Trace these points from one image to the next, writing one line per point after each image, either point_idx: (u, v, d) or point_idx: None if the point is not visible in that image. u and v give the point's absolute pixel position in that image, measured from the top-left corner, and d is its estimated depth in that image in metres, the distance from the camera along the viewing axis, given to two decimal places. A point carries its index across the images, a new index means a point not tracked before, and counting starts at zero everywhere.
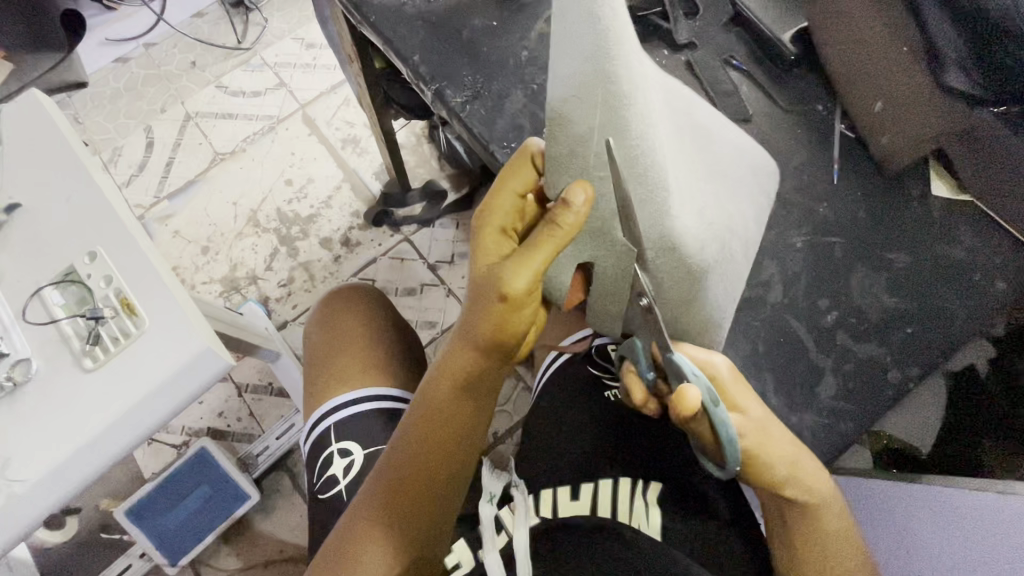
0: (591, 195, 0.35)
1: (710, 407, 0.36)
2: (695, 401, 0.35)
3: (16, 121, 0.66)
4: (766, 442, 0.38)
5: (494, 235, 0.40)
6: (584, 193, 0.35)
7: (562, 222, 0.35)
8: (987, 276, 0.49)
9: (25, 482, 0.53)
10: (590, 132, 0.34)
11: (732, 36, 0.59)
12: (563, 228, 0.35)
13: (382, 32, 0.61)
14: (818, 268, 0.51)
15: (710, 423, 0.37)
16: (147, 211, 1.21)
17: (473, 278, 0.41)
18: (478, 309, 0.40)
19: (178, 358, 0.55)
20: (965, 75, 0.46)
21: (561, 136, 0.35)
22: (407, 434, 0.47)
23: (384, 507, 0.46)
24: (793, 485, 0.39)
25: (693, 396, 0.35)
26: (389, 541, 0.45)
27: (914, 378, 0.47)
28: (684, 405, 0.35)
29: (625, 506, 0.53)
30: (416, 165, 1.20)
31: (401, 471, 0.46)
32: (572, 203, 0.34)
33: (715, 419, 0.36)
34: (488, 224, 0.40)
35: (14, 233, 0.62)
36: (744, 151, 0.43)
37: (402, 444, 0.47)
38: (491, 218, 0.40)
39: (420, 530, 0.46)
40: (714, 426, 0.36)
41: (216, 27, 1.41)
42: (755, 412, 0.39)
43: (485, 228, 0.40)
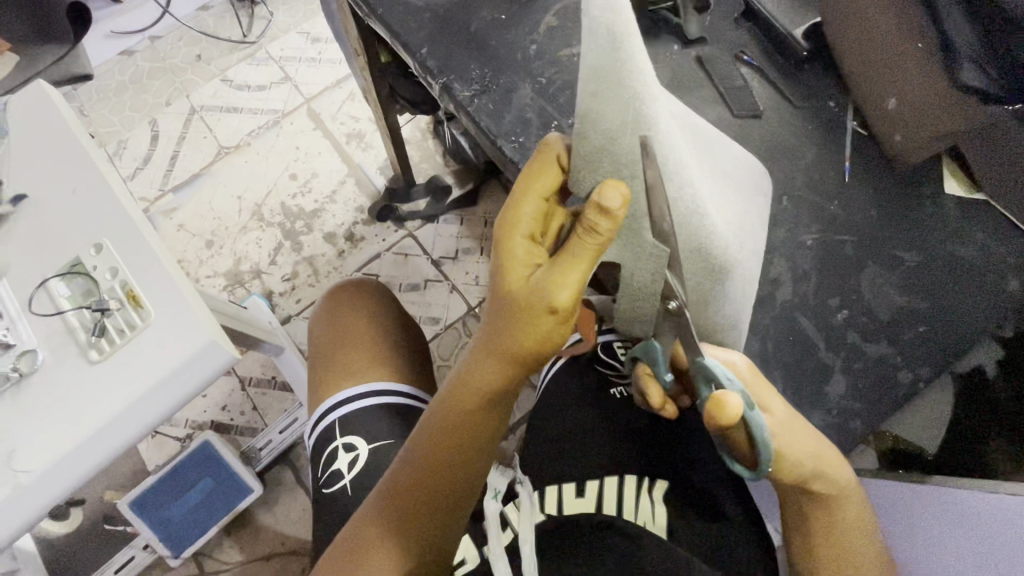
0: (627, 195, 0.33)
1: (746, 411, 0.35)
2: (736, 409, 0.33)
3: (22, 113, 0.66)
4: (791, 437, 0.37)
5: (521, 244, 0.37)
6: (622, 192, 0.33)
7: (600, 230, 0.33)
8: (999, 275, 0.49)
9: (30, 473, 0.53)
10: (622, 130, 0.33)
11: (743, 31, 0.59)
12: (602, 235, 0.34)
13: (389, 25, 0.61)
14: (829, 267, 0.51)
15: (746, 426, 0.35)
16: (151, 204, 1.21)
17: (501, 294, 0.38)
18: (509, 325, 0.39)
19: (184, 351, 0.55)
20: (981, 71, 0.45)
21: (590, 134, 0.33)
22: (422, 452, 0.46)
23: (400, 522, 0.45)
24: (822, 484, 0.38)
25: (735, 404, 0.33)
26: (396, 552, 0.45)
27: (924, 378, 0.47)
28: (724, 415, 0.33)
29: (632, 503, 0.53)
30: (421, 160, 1.20)
31: (417, 487, 0.45)
32: (610, 208, 0.33)
33: (753, 424, 0.35)
34: (512, 233, 0.37)
35: (19, 224, 0.62)
36: (744, 168, 0.44)
37: (416, 461, 0.46)
38: (515, 226, 0.37)
39: (442, 539, 0.46)
40: (749, 430, 0.35)
41: (221, 20, 1.40)
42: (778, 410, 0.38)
43: (511, 236, 0.38)
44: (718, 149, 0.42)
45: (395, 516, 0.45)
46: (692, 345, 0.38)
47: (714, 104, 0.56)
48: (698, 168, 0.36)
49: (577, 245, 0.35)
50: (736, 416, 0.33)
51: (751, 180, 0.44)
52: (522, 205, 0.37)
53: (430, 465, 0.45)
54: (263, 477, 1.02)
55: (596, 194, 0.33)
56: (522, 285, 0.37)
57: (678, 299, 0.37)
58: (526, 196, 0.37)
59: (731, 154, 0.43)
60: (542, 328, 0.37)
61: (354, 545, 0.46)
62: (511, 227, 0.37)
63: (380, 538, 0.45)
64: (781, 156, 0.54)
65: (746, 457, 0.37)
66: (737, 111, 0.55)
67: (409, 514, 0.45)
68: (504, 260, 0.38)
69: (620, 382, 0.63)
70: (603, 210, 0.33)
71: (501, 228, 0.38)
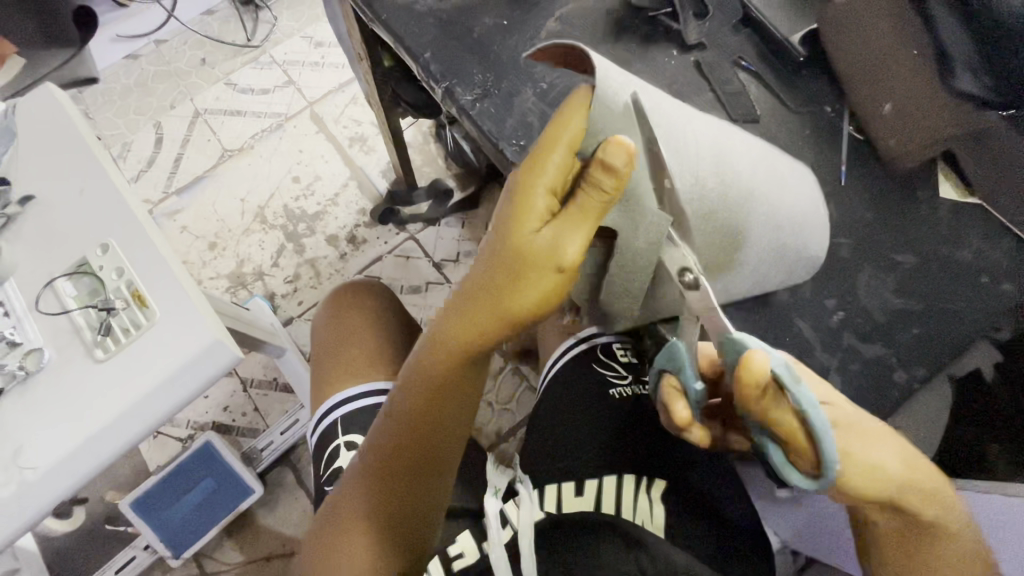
0: (631, 153, 0.35)
1: (787, 381, 0.32)
2: (763, 362, 0.31)
3: (30, 114, 0.66)
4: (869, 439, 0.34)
5: (539, 195, 0.38)
6: (627, 150, 0.34)
7: (603, 184, 0.35)
8: (993, 277, 0.49)
9: (36, 470, 0.53)
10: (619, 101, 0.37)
11: (741, 37, 0.59)
12: (608, 191, 0.35)
13: (393, 29, 0.61)
14: (826, 269, 0.51)
15: (788, 400, 0.32)
16: (155, 206, 1.22)
17: (504, 244, 0.39)
18: (511, 277, 0.39)
19: (188, 350, 0.56)
20: (975, 79, 0.47)
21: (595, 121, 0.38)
22: (411, 404, 0.46)
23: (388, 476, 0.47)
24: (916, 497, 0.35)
25: (763, 361, 0.31)
26: (383, 506, 0.48)
27: (918, 378, 0.48)
28: (754, 374, 0.31)
29: (631, 503, 0.53)
30: (424, 164, 1.21)
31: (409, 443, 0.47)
32: (613, 164, 0.34)
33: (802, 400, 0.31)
34: (530, 182, 0.38)
35: (28, 224, 0.63)
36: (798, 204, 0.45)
37: (403, 410, 0.47)
38: (536, 175, 0.37)
39: (426, 498, 0.48)
40: (793, 405, 0.32)
41: (226, 25, 1.42)
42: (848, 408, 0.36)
43: (531, 184, 0.38)
44: (761, 158, 0.43)
45: (388, 473, 0.47)
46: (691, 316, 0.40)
47: (712, 108, 0.57)
48: (706, 145, 0.39)
49: (589, 201, 0.36)
50: (765, 371, 0.31)
51: (795, 203, 0.44)
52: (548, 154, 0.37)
53: (417, 418, 0.46)
54: (264, 478, 1.02)
55: (602, 151, 0.35)
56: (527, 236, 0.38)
57: (694, 273, 0.38)
58: (555, 147, 0.37)
59: (777, 173, 0.43)
60: (542, 283, 0.38)
61: (350, 493, 0.49)
62: (529, 179, 0.38)
63: (371, 490, 0.48)
64: None
65: (806, 456, 0.32)
66: (735, 115, 0.56)
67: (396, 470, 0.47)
68: (517, 207, 0.38)
69: (620, 383, 0.62)
70: (608, 167, 0.34)
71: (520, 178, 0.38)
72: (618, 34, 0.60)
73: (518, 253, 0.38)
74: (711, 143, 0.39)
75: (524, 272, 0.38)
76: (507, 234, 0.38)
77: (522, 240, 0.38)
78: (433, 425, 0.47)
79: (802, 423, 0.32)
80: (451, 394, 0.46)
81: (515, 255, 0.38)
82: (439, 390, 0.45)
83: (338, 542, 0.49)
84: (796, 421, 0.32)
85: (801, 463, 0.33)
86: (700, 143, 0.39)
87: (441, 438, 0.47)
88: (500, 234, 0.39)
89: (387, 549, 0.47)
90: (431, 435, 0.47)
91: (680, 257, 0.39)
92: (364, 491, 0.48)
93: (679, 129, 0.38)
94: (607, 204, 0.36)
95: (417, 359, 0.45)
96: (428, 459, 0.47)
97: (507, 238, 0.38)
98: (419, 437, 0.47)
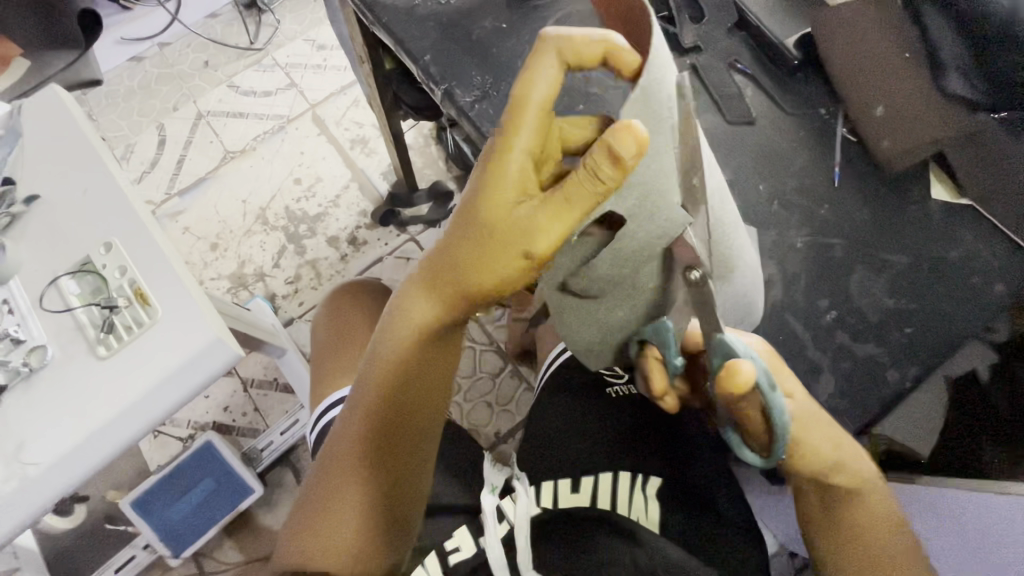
0: (644, 143, 0.32)
1: (767, 391, 0.34)
2: (748, 376, 0.32)
3: (35, 115, 0.67)
4: (808, 428, 0.39)
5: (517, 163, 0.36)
6: (639, 140, 0.32)
7: (601, 172, 0.33)
8: (985, 278, 0.50)
9: (38, 465, 0.54)
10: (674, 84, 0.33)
11: (737, 40, 0.60)
12: (606, 178, 0.33)
13: (393, 32, 0.62)
14: (819, 269, 0.52)
15: (762, 403, 0.35)
16: (157, 207, 1.23)
17: (479, 212, 0.38)
18: (482, 246, 0.38)
19: (189, 348, 0.57)
20: (969, 82, 0.51)
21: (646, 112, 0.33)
22: (386, 368, 0.47)
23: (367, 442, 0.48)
24: (837, 471, 0.41)
25: (748, 373, 0.32)
26: (370, 475, 0.48)
27: (910, 377, 0.48)
28: (736, 384, 0.32)
29: (625, 500, 0.54)
30: (424, 166, 1.22)
31: (389, 412, 0.47)
32: (621, 153, 0.32)
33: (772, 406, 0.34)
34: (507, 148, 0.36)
35: (33, 224, 0.64)
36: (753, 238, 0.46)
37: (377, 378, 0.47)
38: (513, 142, 0.36)
39: (410, 469, 0.49)
40: (766, 410, 0.35)
41: (229, 28, 1.43)
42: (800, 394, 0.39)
43: (508, 147, 0.36)
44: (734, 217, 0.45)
45: (370, 440, 0.48)
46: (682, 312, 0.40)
47: (708, 110, 0.57)
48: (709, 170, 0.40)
49: (581, 187, 0.34)
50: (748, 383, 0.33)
51: (753, 270, 0.46)
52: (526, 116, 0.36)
53: (393, 384, 0.47)
54: (264, 478, 1.03)
55: (612, 134, 0.32)
56: (503, 209, 0.37)
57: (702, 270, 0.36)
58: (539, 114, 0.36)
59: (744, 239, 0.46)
60: (511, 263, 0.38)
61: (334, 461, 0.49)
62: (509, 141, 0.36)
63: (356, 460, 0.48)
64: (773, 161, 0.56)
65: (762, 443, 0.37)
66: (730, 117, 0.57)
67: (379, 439, 0.47)
68: (492, 175, 0.37)
69: (616, 382, 0.63)
70: (614, 154, 0.32)
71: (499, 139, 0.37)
72: None
73: (494, 226, 0.38)
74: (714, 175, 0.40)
75: (495, 242, 0.38)
76: (482, 202, 0.38)
77: (496, 210, 0.37)
78: (410, 392, 0.47)
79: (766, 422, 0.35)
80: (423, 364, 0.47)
81: (489, 225, 0.38)
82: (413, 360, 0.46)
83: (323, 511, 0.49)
84: (762, 418, 0.35)
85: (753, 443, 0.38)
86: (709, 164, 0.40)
87: (419, 408, 0.48)
88: (475, 201, 0.38)
89: (375, 517, 0.48)
90: (408, 404, 0.47)
91: (689, 254, 0.36)
92: (343, 459, 0.49)
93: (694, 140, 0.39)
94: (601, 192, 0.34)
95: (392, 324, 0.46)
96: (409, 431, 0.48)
97: (482, 207, 0.38)
98: (393, 408, 0.47)
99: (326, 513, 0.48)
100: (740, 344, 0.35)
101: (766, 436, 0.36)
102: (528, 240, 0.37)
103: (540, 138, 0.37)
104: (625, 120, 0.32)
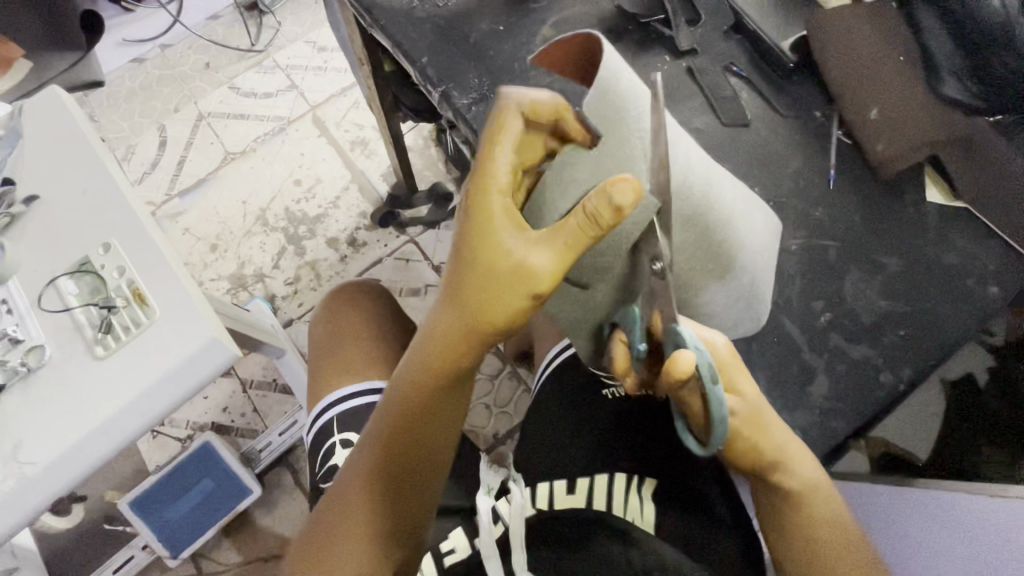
0: (638, 190, 0.34)
1: (706, 383, 0.34)
2: (688, 364, 0.33)
3: (35, 116, 0.68)
4: (757, 426, 0.40)
5: (498, 203, 0.38)
6: (632, 186, 0.34)
7: (602, 221, 0.34)
8: (980, 280, 0.50)
9: (36, 465, 0.54)
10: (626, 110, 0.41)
11: (733, 43, 0.60)
12: (603, 223, 0.34)
13: (391, 34, 0.63)
14: (814, 271, 0.52)
15: (703, 393, 0.35)
16: (157, 208, 1.23)
17: (473, 258, 0.37)
18: (478, 290, 0.38)
19: (187, 348, 0.57)
20: (963, 87, 0.51)
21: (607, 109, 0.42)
22: (391, 412, 0.46)
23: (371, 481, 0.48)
24: (780, 471, 0.42)
25: (688, 361, 0.34)
26: (380, 516, 0.48)
27: (905, 379, 0.48)
28: (676, 370, 0.33)
29: (621, 501, 0.54)
30: (424, 168, 1.22)
31: (395, 453, 0.47)
32: (620, 203, 0.34)
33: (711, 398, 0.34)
34: (485, 188, 0.38)
35: (32, 224, 0.64)
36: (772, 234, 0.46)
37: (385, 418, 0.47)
38: (489, 183, 0.38)
39: (419, 506, 0.49)
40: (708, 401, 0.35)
41: (230, 30, 1.44)
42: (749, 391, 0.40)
43: (487, 190, 0.37)
44: (748, 207, 0.44)
45: (379, 482, 0.47)
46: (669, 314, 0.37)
47: (704, 113, 0.58)
48: (696, 166, 0.41)
49: (580, 231, 0.35)
50: (688, 371, 0.34)
51: (765, 264, 0.45)
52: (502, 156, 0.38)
53: (397, 425, 0.46)
54: (262, 479, 1.03)
55: (607, 186, 0.34)
56: (500, 253, 0.37)
57: (661, 261, 0.37)
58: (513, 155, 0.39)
59: (760, 229, 0.44)
60: (515, 305, 0.37)
61: (342, 501, 0.49)
62: (487, 183, 0.38)
63: (364, 502, 0.48)
64: (769, 163, 0.56)
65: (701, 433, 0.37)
66: (726, 119, 0.57)
67: (387, 480, 0.47)
68: (478, 218, 0.37)
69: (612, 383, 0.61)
70: (612, 203, 0.34)
71: (476, 180, 0.38)
72: (612, 39, 0.61)
73: (491, 273, 0.37)
74: (707, 171, 0.41)
75: (491, 287, 0.37)
76: (470, 245, 0.38)
77: (492, 255, 0.37)
78: (413, 434, 0.46)
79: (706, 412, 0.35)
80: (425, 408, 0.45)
81: (487, 271, 0.37)
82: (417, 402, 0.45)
83: (333, 555, 0.48)
84: (702, 407, 0.36)
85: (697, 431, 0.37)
86: (697, 160, 0.41)
87: (422, 448, 0.47)
88: (468, 247, 0.38)
89: (388, 555, 0.48)
90: (410, 444, 0.46)
91: (654, 246, 0.37)
92: (353, 501, 0.48)
93: (678, 138, 0.41)
94: (596, 234, 0.35)
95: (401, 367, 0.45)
96: (411, 471, 0.47)
97: (471, 250, 0.37)
98: (400, 448, 0.47)
99: (329, 550, 0.48)
100: (693, 337, 0.36)
101: (705, 427, 0.37)
102: (526, 283, 0.37)
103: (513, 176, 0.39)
104: (622, 175, 0.34)
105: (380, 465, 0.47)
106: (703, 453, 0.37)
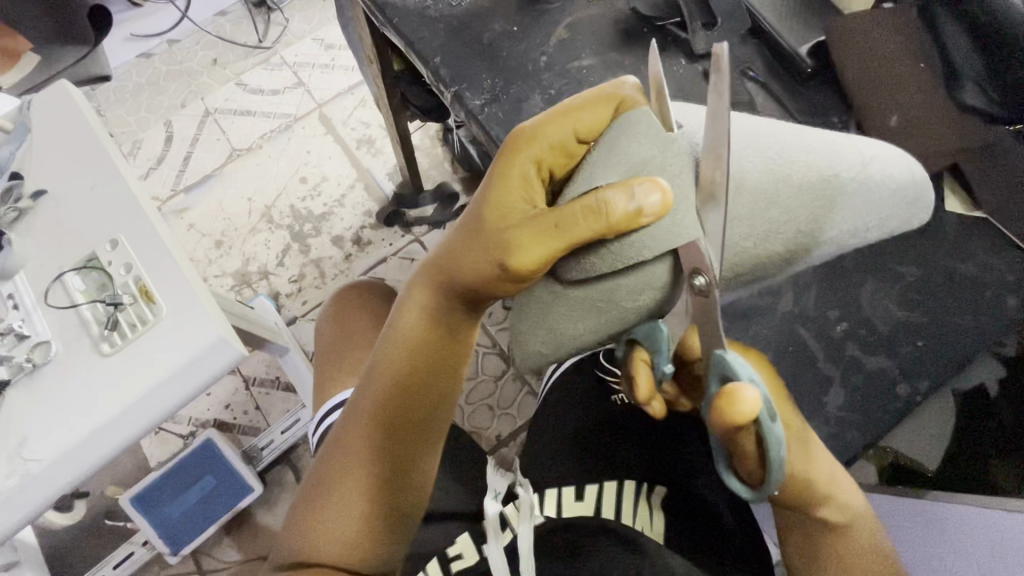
0: (664, 198, 0.35)
1: (766, 422, 0.35)
2: (752, 405, 0.33)
3: (43, 110, 0.67)
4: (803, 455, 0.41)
5: (523, 167, 0.42)
6: (661, 196, 0.35)
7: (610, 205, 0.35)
8: (998, 291, 0.51)
9: (41, 462, 0.54)
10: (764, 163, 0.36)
11: (750, 47, 0.60)
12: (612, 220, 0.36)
13: (403, 33, 0.62)
14: (831, 280, 0.54)
15: (761, 438, 0.35)
16: (163, 203, 1.23)
17: (484, 208, 0.43)
18: (480, 243, 0.43)
19: (192, 347, 0.56)
20: (982, 93, 0.50)
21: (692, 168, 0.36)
22: (393, 353, 0.50)
23: (367, 435, 0.50)
24: (831, 504, 0.42)
25: (750, 399, 0.33)
26: (373, 462, 0.50)
27: (920, 392, 0.51)
28: (739, 406, 0.33)
29: (629, 509, 0.53)
30: (430, 167, 1.22)
31: (393, 399, 0.50)
32: (642, 201, 0.35)
33: (768, 436, 0.34)
34: (518, 150, 0.42)
35: (38, 219, 0.64)
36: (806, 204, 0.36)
37: (380, 365, 0.51)
38: (515, 149, 0.43)
39: (412, 460, 0.51)
40: (763, 441, 0.35)
41: (238, 26, 1.43)
42: (794, 424, 0.42)
43: (516, 153, 0.42)
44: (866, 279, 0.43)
45: (378, 428, 0.50)
46: (714, 336, 0.36)
47: None
48: (824, 143, 0.38)
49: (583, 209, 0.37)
50: (750, 411, 0.33)
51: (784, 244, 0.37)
52: (548, 128, 0.41)
53: (399, 368, 0.50)
54: (263, 477, 1.02)
55: (638, 185, 0.35)
56: (504, 206, 0.42)
57: (709, 277, 0.34)
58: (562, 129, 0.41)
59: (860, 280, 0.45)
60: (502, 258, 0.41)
61: (340, 441, 0.51)
62: (516, 145, 0.42)
63: (361, 448, 0.50)
64: None
65: (753, 480, 0.37)
66: None
67: (386, 426, 0.50)
68: (501, 177, 0.42)
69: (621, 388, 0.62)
70: (631, 196, 0.35)
71: (510, 143, 0.43)
72: (626, 42, 0.61)
73: (494, 222, 0.42)
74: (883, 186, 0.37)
75: (491, 237, 0.42)
76: (490, 201, 0.43)
77: (499, 208, 0.42)
78: (414, 377, 0.50)
79: (762, 454, 0.35)
80: (422, 351, 0.50)
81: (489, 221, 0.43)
82: (419, 345, 0.50)
83: (327, 504, 0.49)
84: (757, 450, 0.36)
85: (746, 477, 0.38)
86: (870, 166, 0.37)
87: (424, 401, 0.51)
88: (484, 197, 0.43)
89: (379, 513, 0.49)
90: (409, 394, 0.50)
91: (695, 262, 0.35)
92: (350, 447, 0.50)
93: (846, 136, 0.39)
94: (598, 228, 0.36)
95: (401, 307, 0.51)
96: (411, 424, 0.50)
97: (492, 204, 0.43)
98: (401, 393, 0.50)
99: (321, 511, 0.49)
100: (742, 366, 0.36)
101: (759, 471, 0.36)
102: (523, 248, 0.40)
103: (552, 154, 0.42)
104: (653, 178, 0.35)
105: (378, 411, 0.50)
106: (753, 497, 0.37)
